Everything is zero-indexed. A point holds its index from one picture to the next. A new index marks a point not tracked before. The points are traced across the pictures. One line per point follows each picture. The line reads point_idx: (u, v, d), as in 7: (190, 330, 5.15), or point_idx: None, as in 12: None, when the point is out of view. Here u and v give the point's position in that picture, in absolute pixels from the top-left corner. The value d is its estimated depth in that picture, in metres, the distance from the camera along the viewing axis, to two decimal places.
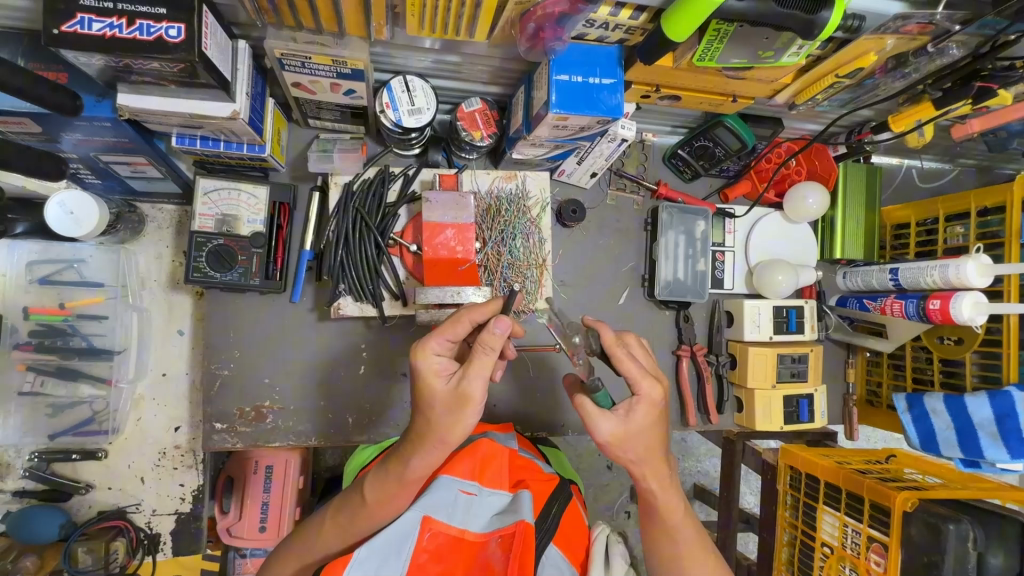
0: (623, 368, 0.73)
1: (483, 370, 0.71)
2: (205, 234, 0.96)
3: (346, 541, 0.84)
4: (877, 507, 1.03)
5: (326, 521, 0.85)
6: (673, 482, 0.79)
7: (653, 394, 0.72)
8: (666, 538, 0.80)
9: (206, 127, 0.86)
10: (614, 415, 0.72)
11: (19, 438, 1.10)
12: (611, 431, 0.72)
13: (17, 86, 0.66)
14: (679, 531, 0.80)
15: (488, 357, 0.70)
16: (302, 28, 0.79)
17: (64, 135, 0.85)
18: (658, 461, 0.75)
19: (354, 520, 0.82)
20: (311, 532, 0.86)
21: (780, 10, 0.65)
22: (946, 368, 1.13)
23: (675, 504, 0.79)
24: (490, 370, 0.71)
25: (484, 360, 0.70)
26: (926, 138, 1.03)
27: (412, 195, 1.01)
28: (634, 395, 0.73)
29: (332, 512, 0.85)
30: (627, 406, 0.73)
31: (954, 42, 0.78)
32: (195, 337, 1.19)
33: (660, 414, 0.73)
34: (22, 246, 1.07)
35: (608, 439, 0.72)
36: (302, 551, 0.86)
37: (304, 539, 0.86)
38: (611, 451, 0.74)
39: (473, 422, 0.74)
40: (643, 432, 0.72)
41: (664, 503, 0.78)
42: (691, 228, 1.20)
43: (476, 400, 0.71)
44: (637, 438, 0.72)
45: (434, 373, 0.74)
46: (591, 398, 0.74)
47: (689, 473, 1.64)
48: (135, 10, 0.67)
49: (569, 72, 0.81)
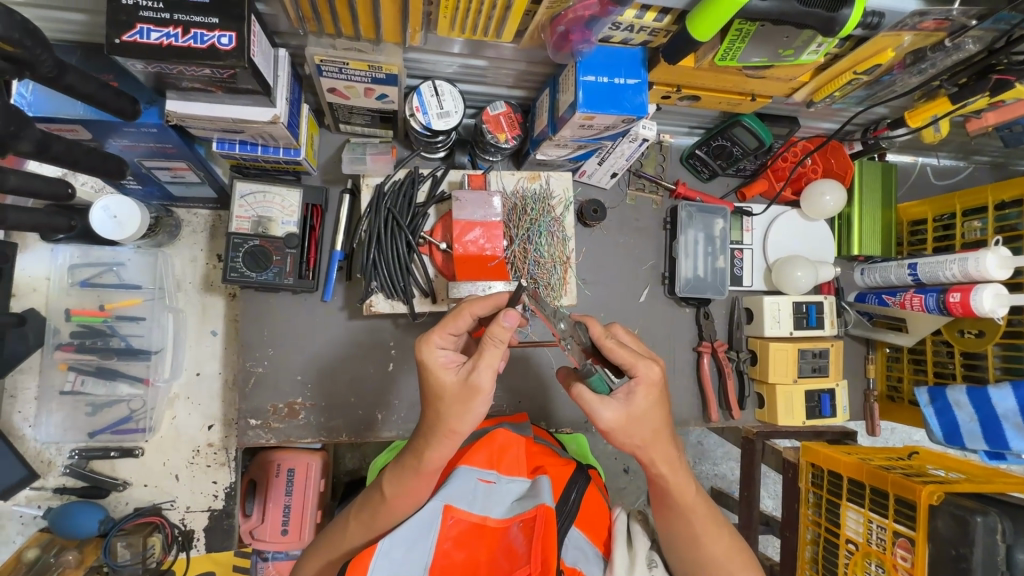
0: (616, 353, 0.73)
1: (494, 362, 0.71)
2: (242, 236, 0.99)
3: (369, 537, 0.83)
4: (903, 501, 1.03)
5: (351, 522, 0.84)
6: (682, 466, 0.79)
7: (650, 374, 0.72)
8: (692, 527, 0.81)
9: (247, 132, 0.89)
10: (615, 401, 0.71)
11: (61, 435, 1.15)
12: (613, 417, 0.71)
13: (86, 92, 0.70)
14: (697, 514, 0.81)
15: (497, 349, 0.70)
16: (341, 35, 0.83)
17: (111, 141, 0.89)
18: (663, 445, 0.76)
19: (377, 515, 0.81)
20: (336, 530, 0.86)
21: (801, 7, 0.68)
22: (967, 361, 1.14)
23: (688, 488, 0.79)
24: (500, 361, 0.71)
25: (495, 352, 0.70)
26: (942, 133, 1.06)
27: (441, 195, 1.05)
28: (632, 377, 0.72)
29: (354, 511, 0.85)
30: (627, 389, 0.72)
31: (970, 38, 0.81)
32: (227, 338, 1.22)
33: (660, 395, 0.73)
34: (64, 251, 1.13)
35: (612, 425, 0.72)
36: (327, 551, 0.85)
37: (329, 536, 0.86)
38: (616, 438, 0.74)
39: (483, 412, 0.73)
40: (646, 415, 0.72)
41: (676, 486, 0.78)
42: (710, 227, 1.22)
43: (486, 391, 0.71)
44: (640, 422, 0.72)
45: (441, 367, 0.73)
46: (586, 385, 0.72)
47: (706, 476, 1.64)
48: (189, 20, 0.71)
49: (595, 73, 0.85)
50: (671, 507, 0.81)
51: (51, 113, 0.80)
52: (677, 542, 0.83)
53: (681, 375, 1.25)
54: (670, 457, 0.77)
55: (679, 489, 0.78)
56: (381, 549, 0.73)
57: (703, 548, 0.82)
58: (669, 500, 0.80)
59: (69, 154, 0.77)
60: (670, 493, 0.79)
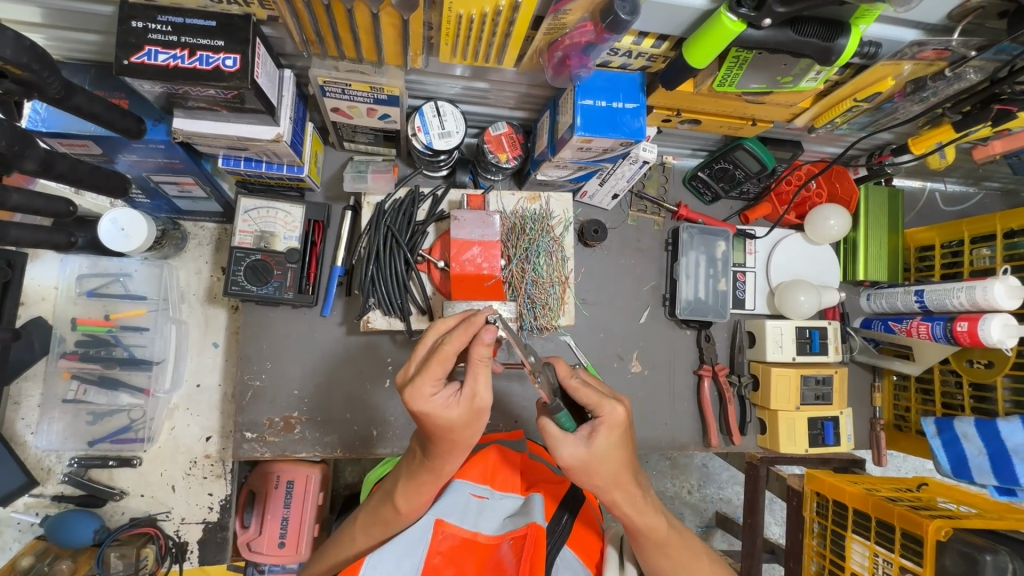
0: (583, 392, 0.73)
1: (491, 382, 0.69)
2: (244, 250, 1.01)
3: (371, 540, 0.82)
4: (909, 535, 1.00)
5: (359, 527, 0.84)
6: (649, 502, 0.76)
7: (615, 417, 0.71)
8: (669, 559, 0.78)
9: (251, 150, 0.91)
10: (577, 438, 0.71)
11: (61, 443, 1.16)
12: (572, 456, 0.70)
13: (92, 113, 0.72)
14: (668, 552, 0.78)
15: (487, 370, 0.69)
16: (344, 57, 0.85)
17: (120, 156, 0.91)
18: (627, 487, 0.73)
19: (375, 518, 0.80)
20: (346, 531, 0.86)
21: (797, 37, 0.68)
22: (977, 393, 1.11)
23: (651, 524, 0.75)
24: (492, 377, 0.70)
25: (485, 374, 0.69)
26: (947, 159, 1.05)
27: (441, 214, 1.06)
28: (596, 417, 0.72)
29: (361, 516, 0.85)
30: (591, 428, 0.71)
31: (972, 67, 0.80)
32: (228, 350, 1.24)
33: (624, 436, 0.71)
34: (74, 261, 1.15)
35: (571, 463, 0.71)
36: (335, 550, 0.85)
37: (338, 538, 0.87)
38: (578, 479, 0.73)
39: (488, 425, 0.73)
40: (608, 456, 0.70)
41: (645, 526, 0.75)
42: (711, 249, 1.22)
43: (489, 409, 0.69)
44: (602, 464, 0.70)
45: (441, 409, 0.67)
46: (553, 420, 0.72)
47: (710, 500, 1.60)
48: (196, 43, 0.73)
49: (592, 97, 0.85)
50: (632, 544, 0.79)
51: (61, 129, 0.82)
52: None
53: (682, 398, 1.23)
54: (635, 497, 0.74)
55: (650, 525, 0.75)
56: (369, 558, 0.69)
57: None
58: (632, 534, 0.78)
59: (73, 172, 0.79)
60: (636, 527, 0.76)
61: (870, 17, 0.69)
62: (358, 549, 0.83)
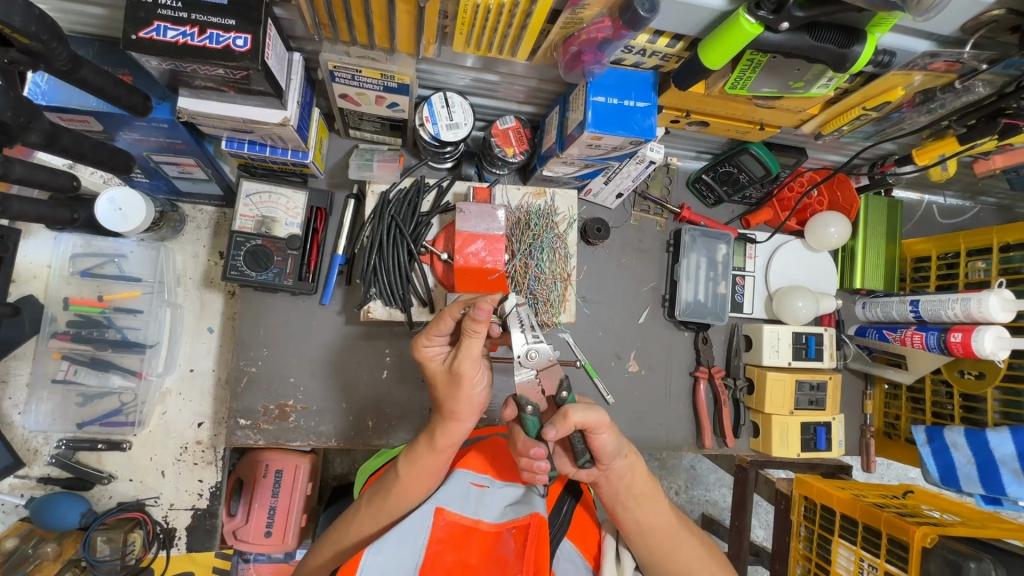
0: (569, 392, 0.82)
1: (472, 351, 0.74)
2: (245, 235, 0.99)
3: (378, 524, 0.83)
4: (896, 541, 1.01)
5: (361, 510, 0.85)
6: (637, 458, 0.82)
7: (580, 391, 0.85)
8: (666, 515, 0.82)
9: (256, 133, 0.90)
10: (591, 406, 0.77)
11: (49, 424, 1.14)
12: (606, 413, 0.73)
13: (98, 87, 0.71)
14: (665, 507, 0.82)
15: (474, 339, 0.73)
16: (355, 43, 0.84)
17: (121, 134, 0.89)
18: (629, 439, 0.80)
19: (384, 498, 0.82)
20: (348, 518, 0.87)
21: (814, 43, 0.69)
22: (966, 403, 1.13)
23: (639, 479, 0.80)
24: (479, 348, 0.74)
25: (473, 342, 0.74)
26: (949, 173, 1.08)
27: (446, 206, 1.05)
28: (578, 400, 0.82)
29: (364, 500, 0.85)
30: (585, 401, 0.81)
31: (981, 81, 0.81)
32: (223, 335, 1.23)
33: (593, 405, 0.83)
34: (67, 240, 1.12)
35: (593, 426, 0.72)
36: (338, 538, 0.85)
37: (339, 525, 0.87)
38: (603, 441, 0.73)
39: (479, 392, 0.79)
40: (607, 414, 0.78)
41: (643, 477, 0.80)
42: (713, 252, 1.22)
43: (467, 375, 0.75)
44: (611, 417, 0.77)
45: (431, 361, 0.79)
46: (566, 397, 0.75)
47: (697, 502, 1.61)
48: (207, 20, 0.72)
49: (605, 94, 0.85)
50: (637, 510, 0.80)
51: (63, 103, 0.81)
52: (660, 541, 0.81)
53: (678, 400, 1.24)
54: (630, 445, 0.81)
55: (643, 476, 0.80)
56: (370, 546, 0.70)
57: (677, 546, 0.82)
58: (635, 496, 0.80)
59: (77, 147, 0.78)
60: (636, 483, 0.80)
61: (886, 25, 0.69)
62: (364, 534, 0.84)
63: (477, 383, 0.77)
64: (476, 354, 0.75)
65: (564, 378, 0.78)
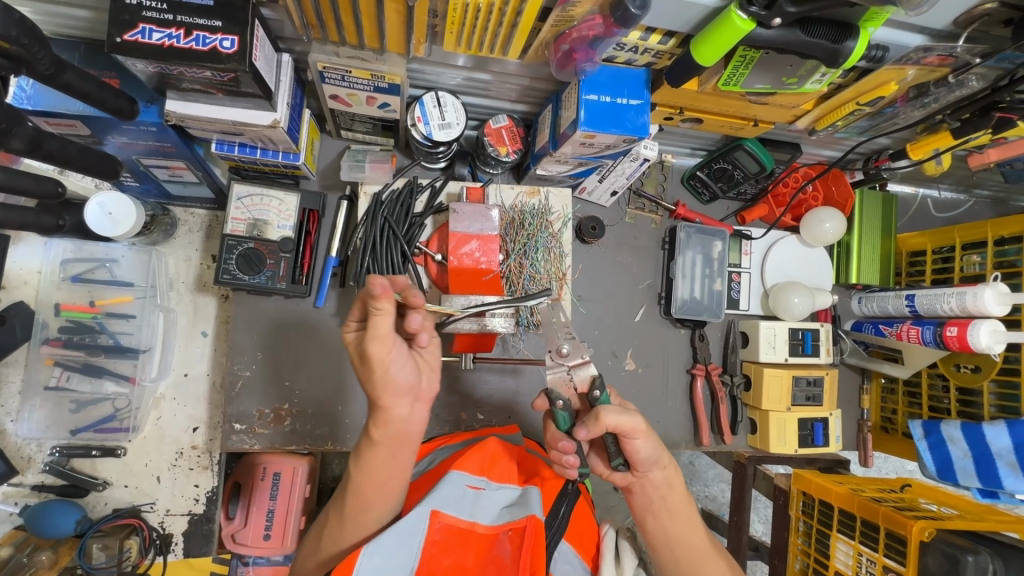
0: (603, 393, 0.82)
1: (381, 332, 0.66)
2: (236, 238, 0.99)
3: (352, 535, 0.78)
4: (894, 536, 1.01)
5: (329, 517, 0.80)
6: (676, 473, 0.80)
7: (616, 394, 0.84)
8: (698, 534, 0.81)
9: (246, 135, 0.89)
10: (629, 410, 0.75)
11: (41, 432, 1.13)
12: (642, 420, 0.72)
13: (82, 91, 0.70)
14: (697, 523, 0.82)
15: (382, 318, 0.65)
16: (345, 43, 0.83)
17: (109, 138, 0.88)
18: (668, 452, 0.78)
19: (355, 507, 0.77)
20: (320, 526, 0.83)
21: (806, 38, 0.68)
22: (963, 397, 1.12)
23: (675, 494, 0.79)
24: (387, 326, 0.66)
25: (381, 321, 0.65)
26: (943, 166, 1.07)
27: (439, 206, 1.05)
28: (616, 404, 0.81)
29: (330, 508, 0.81)
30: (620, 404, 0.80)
31: (974, 75, 0.81)
32: (217, 339, 1.22)
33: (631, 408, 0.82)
34: (57, 245, 1.11)
35: (627, 431, 0.70)
36: (316, 548, 0.81)
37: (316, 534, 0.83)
38: (639, 449, 0.72)
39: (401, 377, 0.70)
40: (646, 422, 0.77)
41: (679, 493, 0.79)
42: (708, 249, 1.22)
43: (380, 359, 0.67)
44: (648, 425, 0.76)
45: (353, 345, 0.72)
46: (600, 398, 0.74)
47: (696, 498, 1.61)
48: (193, 22, 0.71)
49: (597, 92, 0.85)
50: (668, 523, 0.80)
51: (48, 107, 0.80)
52: (687, 556, 0.81)
53: (675, 397, 1.24)
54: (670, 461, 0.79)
55: (679, 492, 0.79)
56: (366, 548, 0.69)
57: (704, 561, 0.81)
58: (668, 510, 0.79)
59: (62, 152, 0.77)
60: (671, 497, 0.79)
61: (879, 19, 0.68)
62: (339, 544, 0.79)
63: (395, 366, 0.69)
64: (387, 333, 0.66)
65: (597, 376, 0.76)
